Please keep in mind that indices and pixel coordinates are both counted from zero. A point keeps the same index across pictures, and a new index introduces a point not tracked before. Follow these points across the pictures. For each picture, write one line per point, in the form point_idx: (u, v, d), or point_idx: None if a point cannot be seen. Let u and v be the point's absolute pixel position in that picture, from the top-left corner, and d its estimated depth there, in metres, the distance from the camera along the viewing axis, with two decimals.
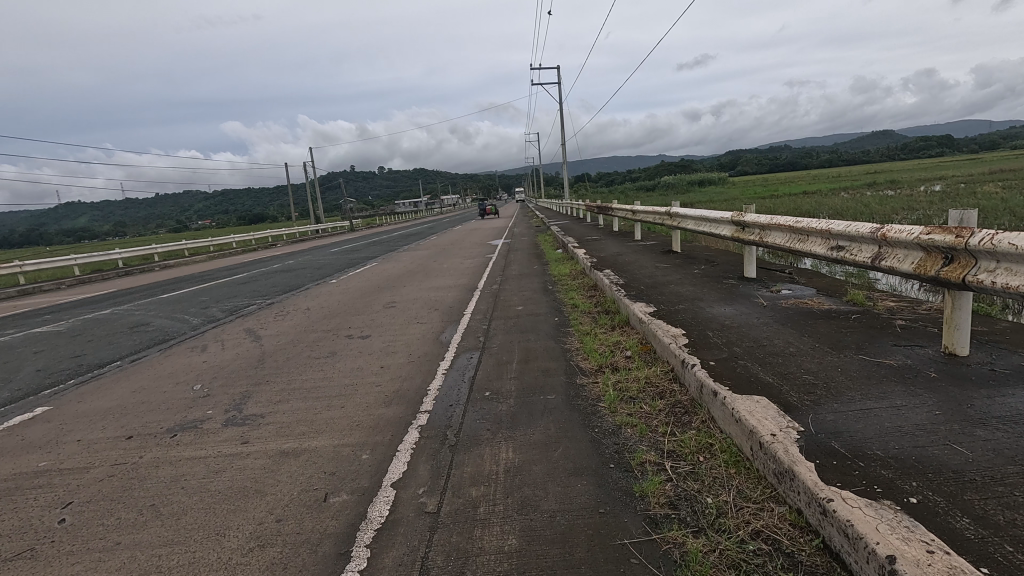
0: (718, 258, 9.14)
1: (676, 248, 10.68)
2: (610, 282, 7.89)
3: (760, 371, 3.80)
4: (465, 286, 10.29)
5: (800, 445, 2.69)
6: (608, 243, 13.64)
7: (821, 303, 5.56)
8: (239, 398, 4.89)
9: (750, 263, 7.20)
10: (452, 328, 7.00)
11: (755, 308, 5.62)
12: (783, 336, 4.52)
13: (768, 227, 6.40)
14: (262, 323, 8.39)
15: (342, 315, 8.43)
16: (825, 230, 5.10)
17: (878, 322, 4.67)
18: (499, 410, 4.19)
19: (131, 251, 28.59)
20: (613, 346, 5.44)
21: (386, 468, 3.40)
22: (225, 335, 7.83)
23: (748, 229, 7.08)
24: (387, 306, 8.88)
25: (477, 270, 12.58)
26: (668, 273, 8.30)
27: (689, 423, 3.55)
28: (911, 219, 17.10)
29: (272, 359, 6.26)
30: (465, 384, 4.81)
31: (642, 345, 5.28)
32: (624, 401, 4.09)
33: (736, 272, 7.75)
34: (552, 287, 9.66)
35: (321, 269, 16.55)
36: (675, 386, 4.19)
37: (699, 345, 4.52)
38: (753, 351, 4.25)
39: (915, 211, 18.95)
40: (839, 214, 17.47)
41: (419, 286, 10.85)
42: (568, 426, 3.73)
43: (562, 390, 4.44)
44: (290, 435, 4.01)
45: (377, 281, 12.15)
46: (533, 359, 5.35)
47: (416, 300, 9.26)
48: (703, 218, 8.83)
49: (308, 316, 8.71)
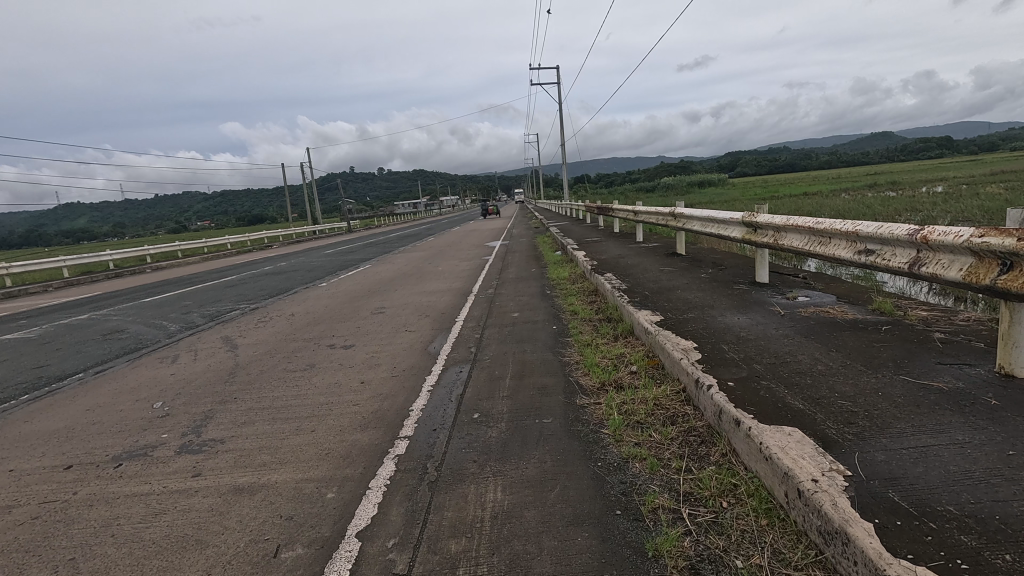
0: (725, 262, 8.64)
1: (681, 250, 10.18)
2: (612, 287, 7.39)
3: (788, 394, 3.30)
4: (460, 291, 9.79)
5: (851, 498, 2.19)
6: (609, 245, 13.15)
7: (845, 312, 5.06)
8: (200, 419, 4.38)
9: (763, 267, 6.70)
10: (443, 338, 6.50)
11: (773, 318, 5.11)
12: (809, 351, 4.03)
13: (783, 228, 5.90)
14: (242, 331, 7.87)
15: (327, 322, 7.91)
16: (851, 232, 4.59)
17: (913, 335, 4.17)
18: (488, 436, 3.68)
19: (122, 252, 28.06)
20: (617, 360, 4.95)
21: (352, 511, 2.90)
22: (200, 343, 7.32)
23: (760, 231, 6.58)
24: (375, 312, 8.37)
25: (473, 273, 12.07)
26: (674, 277, 7.80)
27: (707, 457, 3.05)
28: (916, 220, 16.71)
29: (245, 371, 5.75)
30: (452, 404, 4.30)
31: (648, 359, 4.78)
32: (630, 427, 3.59)
33: (746, 277, 7.26)
34: (551, 291, 9.16)
35: (313, 271, 16.06)
36: (688, 409, 3.70)
37: (714, 362, 4.02)
38: (776, 369, 3.75)
39: (921, 212, 18.46)
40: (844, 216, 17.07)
41: (412, 290, 10.35)
42: (567, 458, 3.24)
43: (560, 413, 3.94)
44: (248, 467, 3.50)
45: (369, 285, 11.65)
46: (527, 374, 4.84)
47: (407, 305, 8.75)
48: (710, 219, 8.33)
49: (292, 322, 8.20)
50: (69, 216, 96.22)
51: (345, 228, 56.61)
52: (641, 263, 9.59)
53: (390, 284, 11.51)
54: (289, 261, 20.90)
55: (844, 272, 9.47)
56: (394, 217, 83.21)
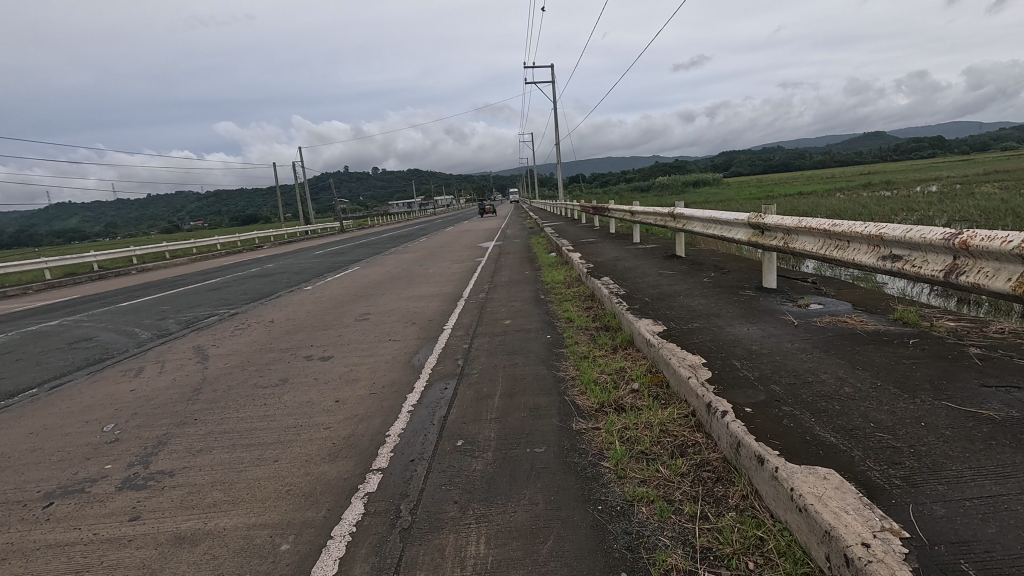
0: (728, 266, 8.21)
1: (680, 252, 9.76)
2: (610, 292, 6.96)
3: (816, 424, 2.86)
4: (450, 295, 9.34)
5: (915, 571, 1.77)
6: (606, 246, 12.76)
7: (864, 323, 4.64)
8: (152, 446, 3.91)
9: (771, 273, 6.29)
10: (428, 349, 6.05)
11: (786, 329, 4.68)
12: (832, 370, 3.60)
13: (794, 230, 5.48)
14: (216, 340, 7.38)
15: (307, 330, 7.43)
16: (874, 236, 4.17)
17: (946, 351, 3.76)
18: (473, 469, 3.24)
19: (107, 253, 27.39)
20: (616, 375, 4.51)
21: (307, 569, 2.45)
22: (170, 353, 6.82)
23: (768, 233, 6.15)
24: (359, 320, 7.90)
25: (464, 276, 11.59)
26: (675, 282, 7.37)
27: (724, 501, 2.62)
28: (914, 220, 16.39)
29: (211, 387, 5.27)
30: (434, 429, 3.85)
31: (651, 375, 4.36)
32: (634, 458, 3.15)
33: (751, 281, 6.85)
34: (545, 296, 8.72)
35: (299, 273, 15.53)
36: (700, 437, 3.27)
37: (727, 382, 3.59)
38: (798, 391, 3.32)
39: (917, 212, 18.09)
40: (843, 216, 16.76)
41: (399, 294, 9.88)
42: (562, 500, 2.80)
43: (555, 440, 3.50)
44: (194, 509, 3.03)
45: (355, 289, 11.18)
46: (518, 392, 4.40)
47: (394, 312, 8.28)
48: (712, 219, 7.91)
49: (270, 330, 7.71)
50: (59, 215, 95.01)
51: (337, 228, 55.96)
52: (639, 266, 9.17)
53: (377, 288, 11.05)
54: (277, 263, 20.35)
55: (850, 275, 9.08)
56: (388, 217, 82.60)
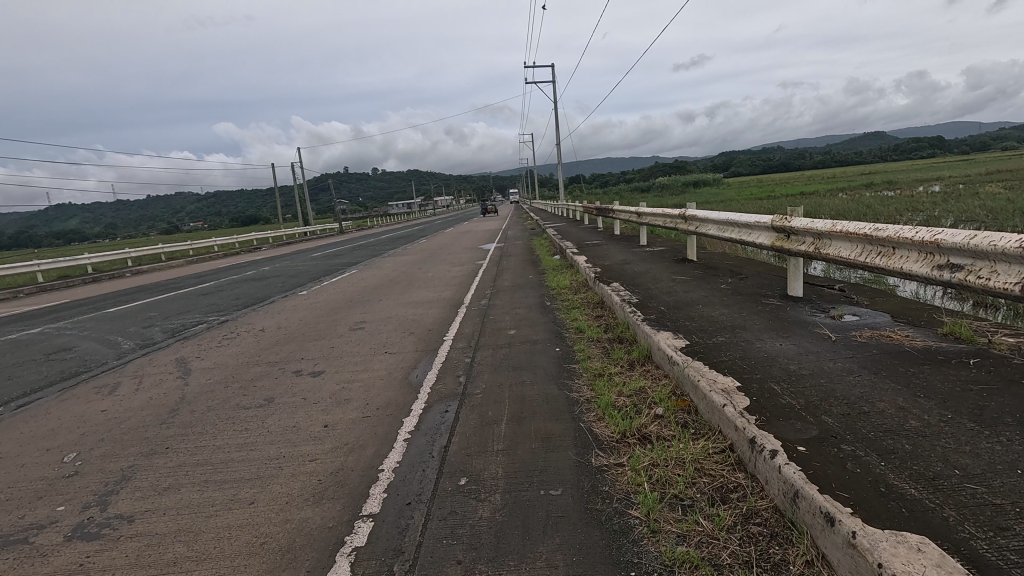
0: (745, 271, 7.76)
1: (692, 256, 9.30)
2: (621, 300, 6.50)
3: (889, 470, 2.41)
4: (450, 302, 8.87)
5: None
6: (612, 249, 12.29)
7: (911, 338, 4.17)
8: (113, 483, 3.44)
9: (797, 280, 5.84)
10: (428, 363, 5.60)
11: (824, 345, 4.22)
12: (890, 397, 3.14)
13: (827, 234, 5.01)
14: (200, 352, 6.90)
15: (298, 341, 6.96)
16: (929, 242, 3.70)
17: (1017, 373, 3.30)
18: (480, 517, 2.78)
19: (100, 255, 26.87)
20: (636, 398, 4.06)
21: None
22: (150, 367, 6.35)
23: (795, 237, 5.68)
24: (353, 329, 7.42)
25: (465, 281, 11.12)
26: (690, 288, 6.91)
27: (785, 566, 2.17)
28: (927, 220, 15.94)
29: (189, 407, 4.80)
30: (434, 463, 3.39)
31: (676, 398, 3.90)
32: (668, 505, 2.70)
33: (774, 289, 6.39)
34: (551, 302, 8.25)
35: (295, 277, 15.06)
36: (743, 478, 2.81)
37: (769, 411, 3.14)
38: (857, 425, 2.86)
39: (923, 212, 17.65)
40: (853, 217, 16.31)
41: (397, 300, 9.42)
42: (588, 562, 2.35)
43: (572, 479, 3.04)
44: (150, 569, 2.57)
45: (351, 294, 10.71)
46: (527, 418, 3.94)
47: (391, 320, 7.81)
48: (729, 222, 7.45)
49: (259, 340, 7.24)
50: (56, 216, 94.43)
51: (336, 229, 55.44)
52: (649, 270, 8.71)
53: (375, 293, 10.60)
54: (272, 265, 19.87)
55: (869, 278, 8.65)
56: (387, 217, 82.05)
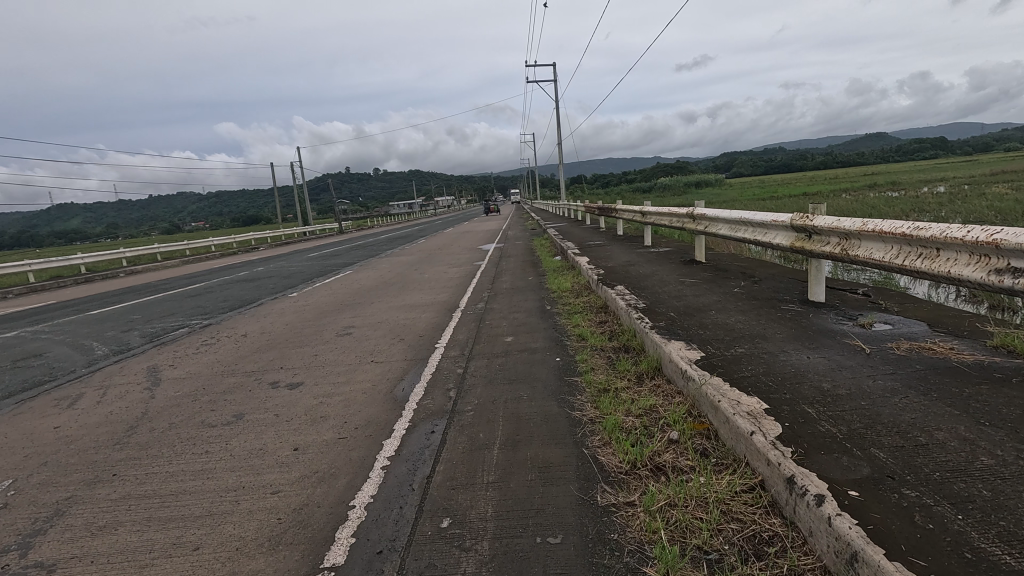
0: (757, 274, 7.31)
1: (700, 258, 8.86)
2: (627, 305, 6.04)
3: (970, 527, 1.94)
4: (445, 305, 8.42)
5: None
6: (615, 249, 11.85)
7: (958, 352, 3.69)
8: (42, 521, 2.97)
9: (819, 284, 5.37)
10: (417, 374, 5.15)
11: (858, 359, 3.74)
12: (950, 425, 2.66)
13: (856, 234, 4.53)
14: (175, 360, 6.43)
15: (280, 348, 6.48)
16: (986, 243, 3.23)
17: None
18: (464, 572, 2.31)
19: (94, 255, 26.42)
20: (647, 419, 3.59)
21: None
22: (118, 377, 5.90)
23: (817, 237, 5.21)
24: (340, 334, 6.94)
25: (462, 283, 10.64)
26: (700, 292, 6.45)
27: None
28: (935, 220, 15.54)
29: (149, 425, 4.33)
30: (415, 499, 2.92)
31: (693, 420, 3.44)
32: (692, 562, 2.23)
33: (791, 293, 5.93)
34: (551, 306, 7.81)
35: (287, 278, 14.62)
36: (780, 525, 2.35)
37: (806, 441, 2.67)
38: (917, 462, 2.38)
39: (930, 212, 17.30)
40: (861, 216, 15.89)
41: (389, 303, 8.96)
42: None
43: (575, 523, 2.57)
44: None
45: (343, 296, 10.27)
46: (523, 442, 3.47)
47: (381, 325, 7.33)
48: (741, 221, 6.98)
49: (239, 347, 6.76)
50: (56, 216, 94.06)
51: (336, 229, 55.05)
52: (655, 272, 8.26)
53: (367, 295, 10.15)
54: (267, 266, 19.42)
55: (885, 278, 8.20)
56: (388, 218, 81.72)
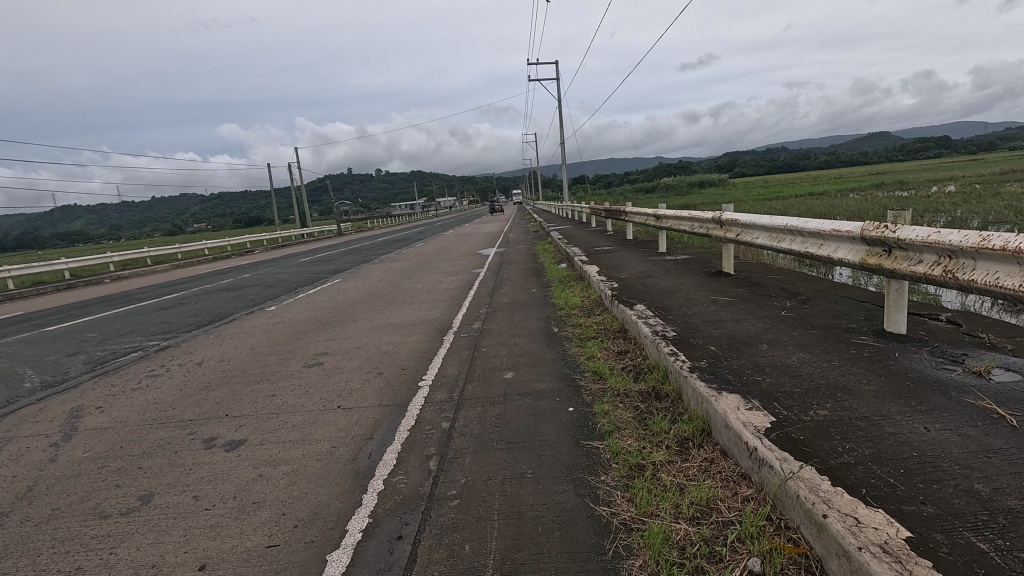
0: (802, 291, 6.19)
1: (727, 270, 7.78)
2: (654, 334, 4.93)
3: None
4: (437, 325, 7.33)
5: None
6: (626, 257, 10.77)
7: None
8: None
9: (901, 312, 4.25)
10: (392, 427, 4.05)
11: (1006, 436, 2.61)
12: None
13: (969, 252, 3.40)
14: (105, 399, 5.30)
15: (233, 385, 5.36)
16: None
17: None
18: None
19: (79, 259, 25.24)
20: (707, 529, 2.46)
21: None
22: (27, 424, 4.78)
23: (901, 254, 4.08)
24: (309, 365, 5.84)
25: (458, 296, 9.56)
26: (741, 317, 5.34)
27: None
28: (963, 221, 14.47)
29: (24, 512, 3.21)
30: None
31: (779, 537, 2.32)
32: None
33: (855, 320, 4.81)
34: (558, 327, 6.70)
35: (271, 287, 13.54)
36: None
37: None
38: None
39: (953, 211, 16.22)
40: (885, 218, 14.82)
41: (375, 322, 7.87)
42: None
43: None
44: None
45: (325, 311, 9.18)
46: (530, 569, 2.36)
47: (358, 352, 6.21)
48: (786, 230, 5.85)
49: (187, 382, 5.64)
50: (55, 218, 93.29)
51: (334, 231, 53.91)
52: (679, 287, 7.16)
53: (351, 310, 9.06)
54: (253, 273, 18.14)
55: (938, 292, 7.12)
56: (389, 219, 80.59)
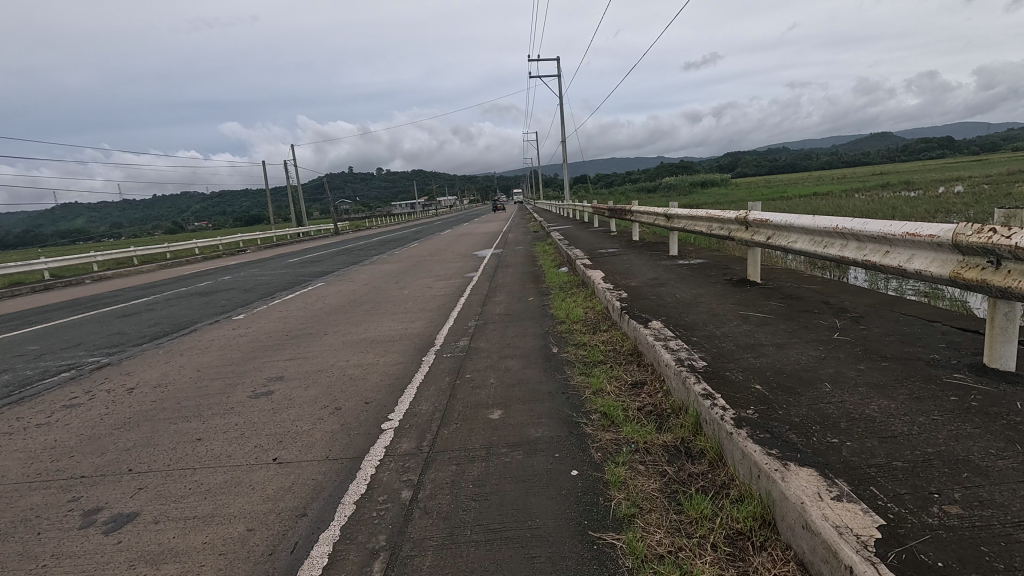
0: (851, 307, 5.16)
1: (755, 277, 6.76)
2: (677, 364, 3.89)
3: None
4: (417, 342, 6.30)
5: None
6: (633, 260, 9.76)
7: None
8: None
9: (1010, 343, 3.23)
10: (336, 496, 3.02)
11: None
12: None
13: None
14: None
15: (157, 423, 4.33)
16: None
17: None
18: None
19: (60, 260, 24.21)
20: None
21: None
22: None
23: (1018, 268, 3.04)
24: (256, 396, 4.81)
25: (446, 304, 8.55)
26: (786, 341, 4.30)
27: None
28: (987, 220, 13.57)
29: None
30: None
31: None
32: None
33: (938, 350, 3.76)
34: (558, 347, 5.67)
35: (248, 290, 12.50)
36: None
37: None
38: None
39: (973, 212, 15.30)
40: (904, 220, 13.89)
41: (348, 336, 6.85)
42: None
43: None
44: None
45: (296, 322, 8.15)
46: None
47: (318, 378, 5.19)
48: (835, 232, 4.80)
49: (106, 416, 4.62)
50: (51, 216, 92.33)
51: (330, 231, 52.91)
52: (700, 299, 6.13)
53: (326, 320, 8.04)
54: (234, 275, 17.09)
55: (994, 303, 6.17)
56: (389, 218, 79.48)
